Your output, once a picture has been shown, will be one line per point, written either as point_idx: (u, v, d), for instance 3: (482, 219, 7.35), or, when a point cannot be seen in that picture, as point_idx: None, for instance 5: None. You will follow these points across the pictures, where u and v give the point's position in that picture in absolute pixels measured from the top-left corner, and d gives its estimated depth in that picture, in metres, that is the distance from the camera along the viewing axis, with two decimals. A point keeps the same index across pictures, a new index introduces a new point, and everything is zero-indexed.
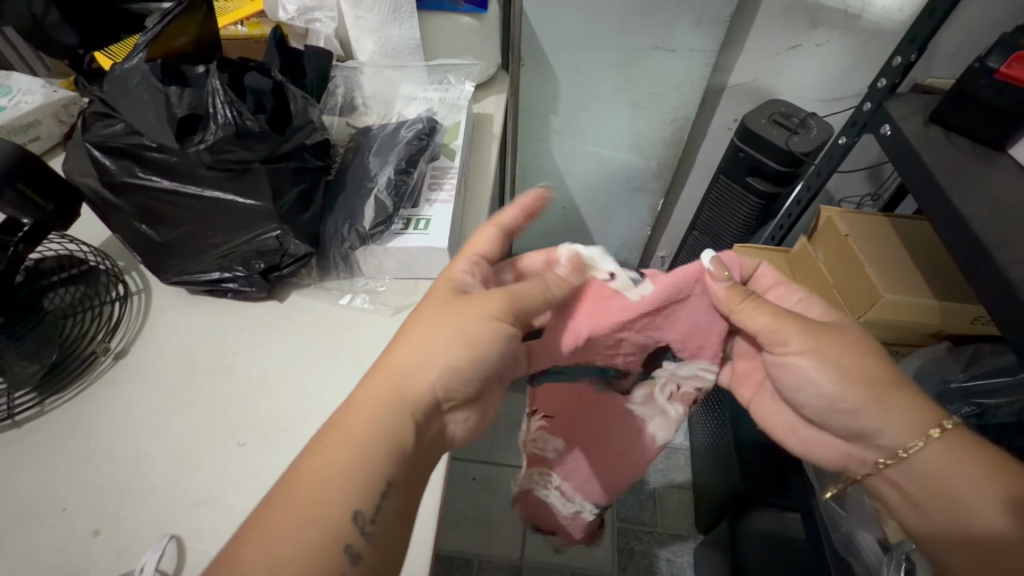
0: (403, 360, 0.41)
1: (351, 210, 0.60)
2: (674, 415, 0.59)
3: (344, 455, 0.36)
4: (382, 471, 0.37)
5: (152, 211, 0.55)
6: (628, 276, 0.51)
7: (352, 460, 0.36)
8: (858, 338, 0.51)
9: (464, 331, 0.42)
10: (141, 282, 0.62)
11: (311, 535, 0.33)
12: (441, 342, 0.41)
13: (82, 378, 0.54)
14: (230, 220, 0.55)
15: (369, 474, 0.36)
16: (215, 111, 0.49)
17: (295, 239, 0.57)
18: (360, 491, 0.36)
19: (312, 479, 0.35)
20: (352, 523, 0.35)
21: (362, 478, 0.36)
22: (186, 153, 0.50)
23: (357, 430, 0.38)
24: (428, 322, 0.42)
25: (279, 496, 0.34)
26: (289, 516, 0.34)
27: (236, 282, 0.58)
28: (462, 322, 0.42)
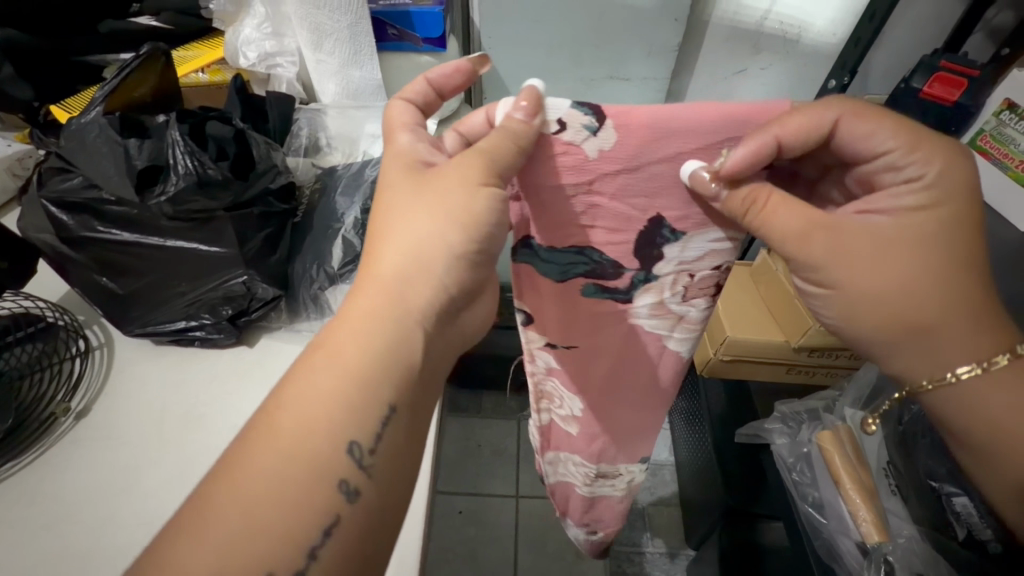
0: (393, 264, 0.38)
1: (322, 251, 0.60)
2: (697, 311, 0.48)
3: (327, 386, 0.35)
4: (379, 393, 0.35)
5: (113, 263, 0.54)
6: (583, 123, 0.37)
7: (335, 395, 0.35)
8: (921, 246, 0.37)
9: (437, 219, 0.38)
10: (102, 336, 0.61)
11: (302, 465, 0.33)
12: (428, 235, 0.37)
13: (40, 441, 0.52)
14: (195, 269, 0.55)
15: (354, 406, 0.34)
16: (176, 162, 0.49)
17: (262, 283, 0.56)
18: (351, 431, 0.34)
19: (293, 414, 0.34)
20: (348, 455, 0.34)
21: (348, 415, 0.34)
22: (147, 204, 0.50)
23: (340, 356, 0.35)
24: (403, 222, 0.39)
25: (265, 424, 0.34)
26: (274, 443, 0.33)
27: (203, 330, 0.57)
28: (447, 205, 0.37)
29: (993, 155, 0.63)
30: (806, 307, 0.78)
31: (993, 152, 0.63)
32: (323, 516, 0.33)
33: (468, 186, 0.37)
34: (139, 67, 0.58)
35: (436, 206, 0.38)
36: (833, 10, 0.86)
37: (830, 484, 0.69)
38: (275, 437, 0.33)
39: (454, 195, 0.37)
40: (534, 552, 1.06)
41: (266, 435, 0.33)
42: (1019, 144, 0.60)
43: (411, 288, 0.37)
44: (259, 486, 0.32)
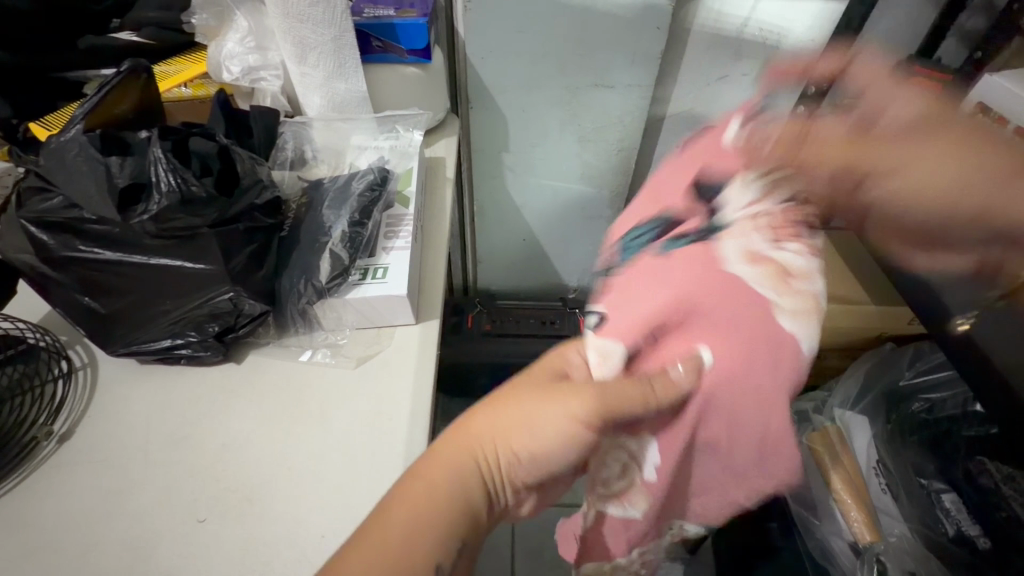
0: (488, 430, 0.45)
1: (309, 267, 0.59)
2: None
3: (448, 481, 0.42)
4: (459, 527, 0.42)
5: (95, 283, 0.53)
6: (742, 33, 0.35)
7: (451, 480, 0.42)
8: None
9: (549, 429, 0.44)
10: (86, 356, 0.60)
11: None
12: (525, 430, 0.44)
13: (22, 466, 0.51)
14: (179, 287, 0.54)
15: (457, 517, 0.42)
16: (158, 180, 0.49)
17: (249, 299, 0.56)
18: (454, 535, 0.41)
19: (415, 513, 0.40)
20: (435, 574, 0.39)
21: (455, 524, 0.41)
22: (130, 223, 0.49)
23: (469, 457, 0.44)
24: (526, 399, 0.45)
25: (366, 531, 0.40)
26: (372, 552, 0.38)
27: (189, 347, 0.57)
28: (551, 415, 0.44)
29: None
30: None
31: None
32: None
33: (573, 415, 0.43)
34: (119, 83, 0.57)
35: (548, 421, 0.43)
36: (810, 17, 0.88)
37: (821, 487, 0.70)
38: (393, 533, 0.39)
39: (561, 420, 0.43)
40: (532, 561, 1.05)
41: (390, 513, 0.40)
42: None
43: (530, 430, 0.44)
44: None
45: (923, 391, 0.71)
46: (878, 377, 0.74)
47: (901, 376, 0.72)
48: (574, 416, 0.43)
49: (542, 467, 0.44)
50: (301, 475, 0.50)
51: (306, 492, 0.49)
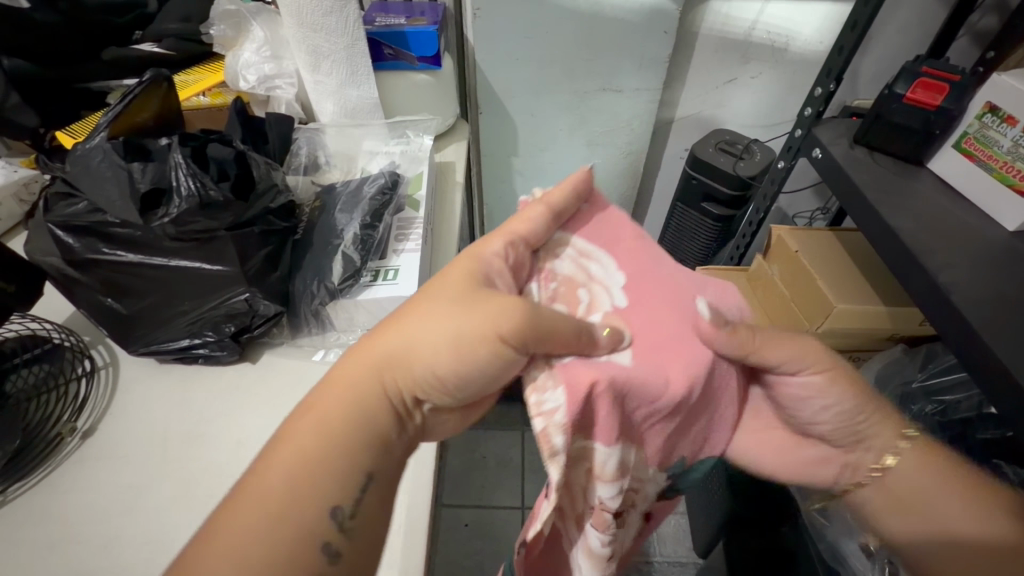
0: (386, 345, 0.41)
1: (323, 265, 0.61)
2: None
3: (336, 423, 0.37)
4: (361, 466, 0.37)
5: (117, 284, 0.55)
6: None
7: (358, 406, 0.38)
8: None
9: (465, 350, 0.40)
10: (108, 356, 0.62)
11: (280, 533, 0.33)
12: (432, 340, 0.40)
13: (47, 462, 0.53)
14: (197, 288, 0.56)
15: (349, 449, 0.37)
16: (179, 185, 0.50)
17: (264, 300, 0.57)
18: (351, 463, 0.36)
19: (298, 449, 0.35)
20: (329, 521, 0.35)
21: (355, 460, 0.37)
22: (152, 228, 0.51)
23: (368, 378, 0.40)
24: (433, 308, 0.42)
25: (237, 498, 0.34)
26: (249, 516, 0.33)
27: (206, 347, 0.58)
28: (462, 316, 0.40)
29: (979, 157, 0.64)
30: (802, 311, 0.78)
31: (978, 154, 0.64)
32: (307, 545, 0.34)
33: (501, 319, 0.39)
34: (141, 93, 0.59)
35: (459, 319, 0.41)
36: (818, 19, 0.88)
37: None
38: (273, 478, 0.34)
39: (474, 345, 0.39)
40: None
41: (271, 467, 0.35)
42: (1002, 145, 0.61)
43: (434, 349, 0.40)
44: (251, 546, 0.32)
45: (937, 393, 0.70)
46: (891, 374, 0.75)
47: (914, 378, 0.72)
48: (493, 330, 0.39)
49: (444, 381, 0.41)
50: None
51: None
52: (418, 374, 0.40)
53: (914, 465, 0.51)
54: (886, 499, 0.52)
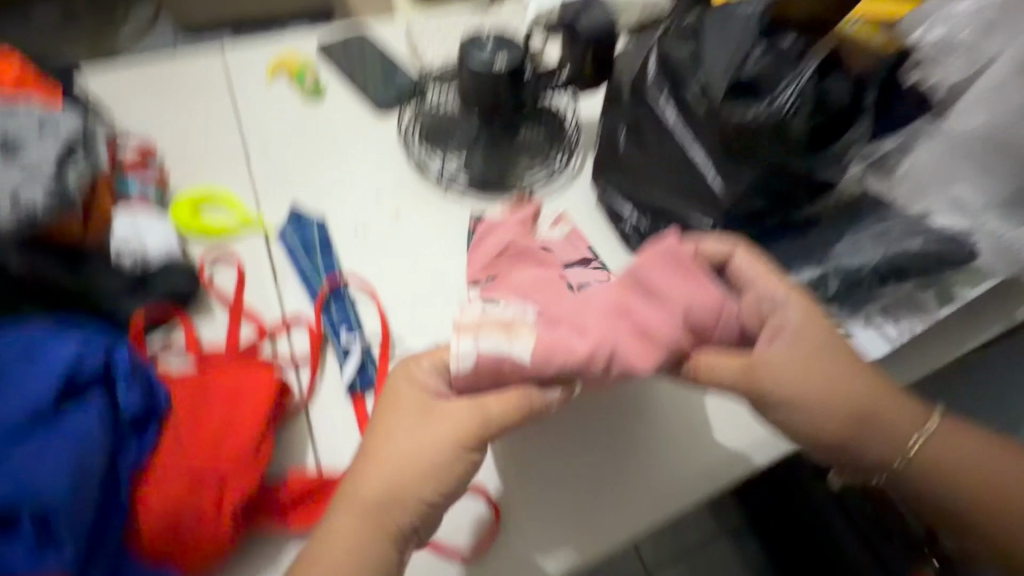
0: (394, 450, 0.37)
1: (798, 264, 0.49)
2: None
3: (376, 487, 0.36)
4: (422, 493, 0.36)
5: (638, 126, 0.52)
6: None
7: (417, 477, 0.36)
8: None
9: (441, 466, 0.36)
10: (580, 165, 0.65)
11: (367, 548, 0.34)
12: (430, 431, 0.37)
13: (497, 196, 0.63)
14: (681, 186, 0.50)
15: (372, 484, 0.36)
16: (777, 97, 0.41)
17: (711, 242, 0.50)
18: (433, 483, 0.36)
19: (349, 531, 0.35)
20: (411, 515, 0.36)
21: (408, 492, 0.35)
22: (705, 121, 0.44)
23: (405, 471, 0.36)
24: (392, 429, 0.37)
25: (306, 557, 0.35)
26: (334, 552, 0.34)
27: (631, 226, 0.56)
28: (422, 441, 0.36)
29: None
30: None
31: None
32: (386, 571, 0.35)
33: (455, 441, 0.37)
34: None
35: (434, 455, 0.36)
36: None
37: None
38: (339, 542, 0.35)
39: (450, 461, 0.36)
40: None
41: (429, 424, 0.37)
42: None
43: (430, 437, 0.37)
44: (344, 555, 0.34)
45: None
46: None
47: None
48: (458, 433, 0.37)
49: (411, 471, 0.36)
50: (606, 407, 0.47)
51: (594, 422, 0.47)
52: (404, 491, 0.35)
53: (817, 391, 0.38)
54: (784, 384, 0.38)
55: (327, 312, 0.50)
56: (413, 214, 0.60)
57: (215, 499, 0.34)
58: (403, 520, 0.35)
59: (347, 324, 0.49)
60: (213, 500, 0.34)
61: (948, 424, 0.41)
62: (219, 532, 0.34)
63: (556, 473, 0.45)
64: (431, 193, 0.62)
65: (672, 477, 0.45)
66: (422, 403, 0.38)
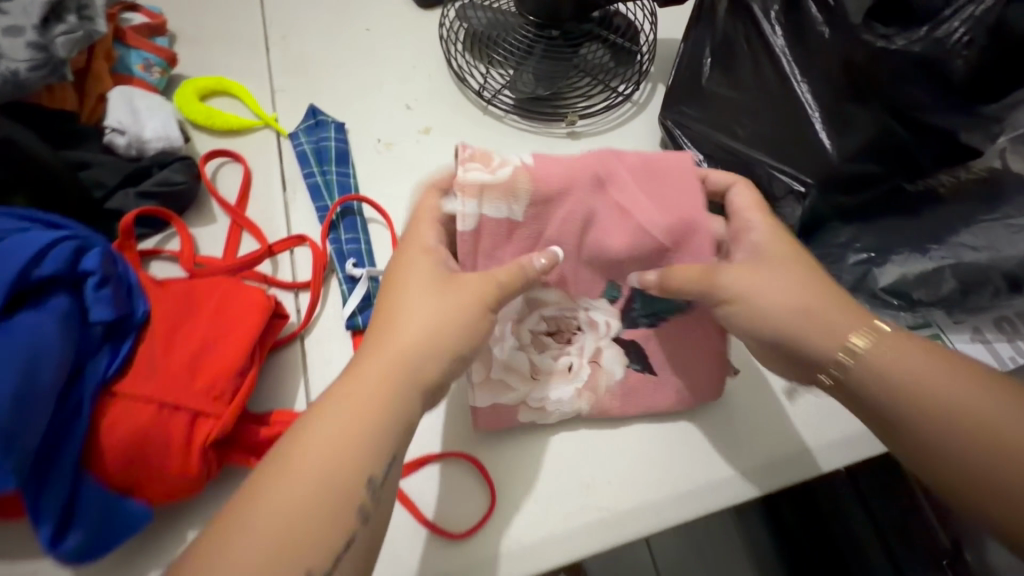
0: (337, 395, 0.29)
1: (907, 253, 0.38)
2: None
3: (321, 447, 0.27)
4: (402, 413, 0.29)
5: (734, 50, 0.43)
6: None
7: (369, 412, 0.28)
8: None
9: (402, 387, 0.29)
10: (647, 98, 0.55)
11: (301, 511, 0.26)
12: (393, 365, 0.30)
13: (543, 123, 0.53)
14: (778, 126, 0.39)
15: (314, 442, 0.27)
16: (948, 17, 0.32)
17: (800, 208, 0.39)
18: (403, 407, 0.29)
19: (289, 476, 0.26)
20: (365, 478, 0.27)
21: (356, 451, 0.27)
22: (831, 41, 0.35)
23: (364, 396, 0.29)
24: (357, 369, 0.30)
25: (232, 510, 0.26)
26: (262, 510, 0.25)
27: None
28: (380, 386, 0.29)
29: None
30: None
31: None
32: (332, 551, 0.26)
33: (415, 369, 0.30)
34: None
35: (392, 390, 0.29)
36: None
37: None
38: (255, 515, 0.25)
39: (413, 389, 0.30)
40: None
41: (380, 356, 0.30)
42: None
43: (389, 383, 0.29)
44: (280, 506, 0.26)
45: None
46: None
47: None
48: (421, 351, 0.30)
49: (371, 406, 0.28)
50: (646, 388, 0.40)
51: (636, 402, 0.39)
52: (350, 439, 0.28)
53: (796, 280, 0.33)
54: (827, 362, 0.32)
55: (334, 234, 0.44)
56: (447, 133, 0.52)
57: (184, 427, 0.31)
58: (356, 470, 0.27)
59: (358, 256, 0.43)
60: (182, 428, 0.31)
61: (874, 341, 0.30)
62: (184, 463, 0.31)
63: (567, 454, 0.39)
64: (469, 111, 0.53)
65: (706, 478, 0.38)
66: (435, 275, 0.33)
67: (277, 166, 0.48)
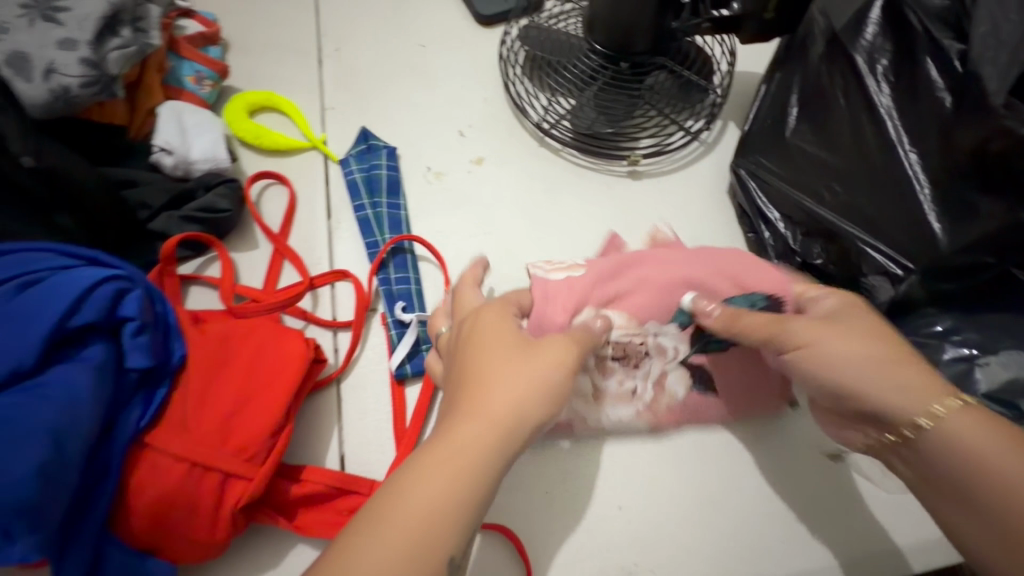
0: (481, 410, 0.27)
1: (1018, 353, 0.34)
2: None
3: (464, 467, 0.25)
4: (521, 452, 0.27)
5: (829, 103, 0.39)
6: None
7: (502, 440, 0.27)
8: None
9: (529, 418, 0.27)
10: (715, 138, 0.51)
11: (424, 537, 0.24)
12: (526, 389, 0.28)
13: (603, 159, 0.50)
14: (876, 199, 0.36)
15: (458, 456, 0.26)
16: None
17: (892, 288, 0.36)
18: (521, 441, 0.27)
19: (425, 492, 0.25)
20: (479, 518, 0.26)
21: (486, 481, 0.26)
22: (953, 115, 0.32)
23: (501, 423, 0.27)
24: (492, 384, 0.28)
25: (357, 518, 0.24)
26: (393, 526, 0.24)
27: (771, 236, 0.43)
28: (515, 411, 0.27)
29: None
30: None
31: None
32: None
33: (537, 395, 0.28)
34: None
35: (521, 418, 0.27)
36: None
37: None
38: (389, 528, 0.24)
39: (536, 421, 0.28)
40: None
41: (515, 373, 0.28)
42: None
43: (523, 408, 0.27)
44: (410, 522, 0.24)
45: None
46: None
47: None
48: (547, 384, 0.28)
49: (503, 431, 0.27)
50: None
51: (682, 470, 0.37)
52: (486, 464, 0.26)
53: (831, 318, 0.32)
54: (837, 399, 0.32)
55: (382, 272, 0.42)
56: (501, 164, 0.49)
57: (213, 490, 0.29)
58: (477, 501, 0.25)
59: (406, 299, 0.41)
60: (211, 493, 0.29)
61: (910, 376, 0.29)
62: (212, 529, 0.29)
63: (613, 535, 0.35)
64: (527, 142, 0.51)
65: None
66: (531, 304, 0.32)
67: (323, 192, 0.46)
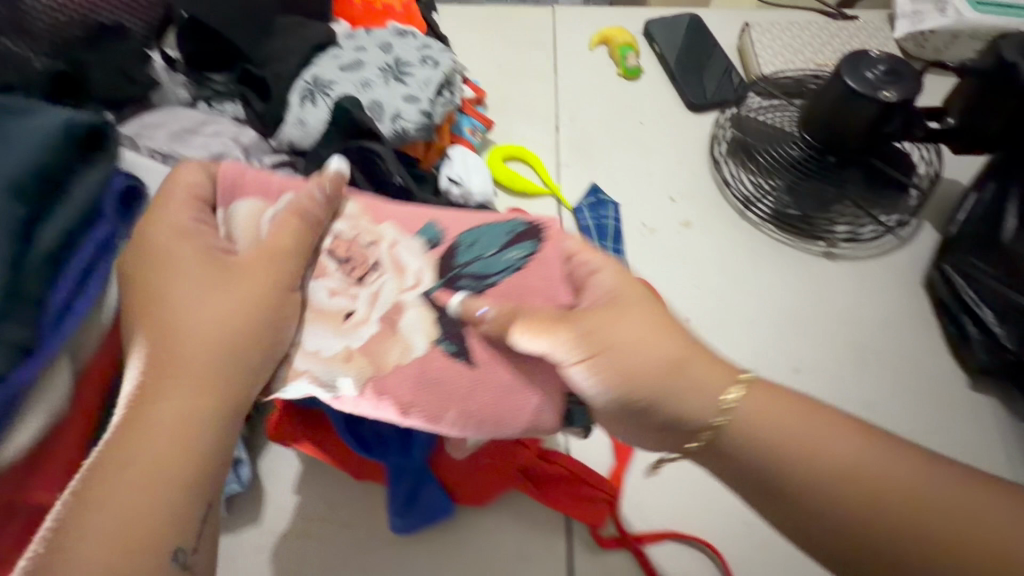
0: (185, 350, 0.31)
1: None
2: None
3: (160, 426, 0.29)
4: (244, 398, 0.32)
5: None
6: None
7: (205, 393, 0.31)
8: None
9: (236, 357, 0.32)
10: (910, 235, 0.56)
11: (142, 498, 0.28)
12: (219, 339, 0.32)
13: (798, 238, 0.57)
14: None
15: (170, 414, 0.30)
16: None
17: None
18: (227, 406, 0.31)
19: (137, 447, 0.29)
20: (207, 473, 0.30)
21: (200, 435, 0.30)
22: None
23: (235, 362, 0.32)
24: (188, 342, 0.31)
25: (100, 469, 0.28)
26: (120, 490, 0.28)
27: (975, 332, 0.48)
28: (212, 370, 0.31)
29: None
30: None
31: None
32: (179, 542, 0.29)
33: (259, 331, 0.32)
34: None
35: (218, 363, 0.31)
36: None
37: None
38: (120, 492, 0.28)
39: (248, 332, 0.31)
40: None
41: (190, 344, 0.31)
42: None
43: (205, 363, 0.31)
44: (125, 493, 0.28)
45: None
46: None
47: None
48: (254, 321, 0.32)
49: (201, 385, 0.31)
50: None
51: None
52: (189, 434, 0.30)
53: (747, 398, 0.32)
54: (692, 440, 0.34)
55: None
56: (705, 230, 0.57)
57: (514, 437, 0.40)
58: (189, 482, 0.29)
59: None
60: (511, 437, 0.40)
61: (760, 383, 0.33)
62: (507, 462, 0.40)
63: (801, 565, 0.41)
64: (729, 214, 0.58)
65: None
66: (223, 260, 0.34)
67: None
